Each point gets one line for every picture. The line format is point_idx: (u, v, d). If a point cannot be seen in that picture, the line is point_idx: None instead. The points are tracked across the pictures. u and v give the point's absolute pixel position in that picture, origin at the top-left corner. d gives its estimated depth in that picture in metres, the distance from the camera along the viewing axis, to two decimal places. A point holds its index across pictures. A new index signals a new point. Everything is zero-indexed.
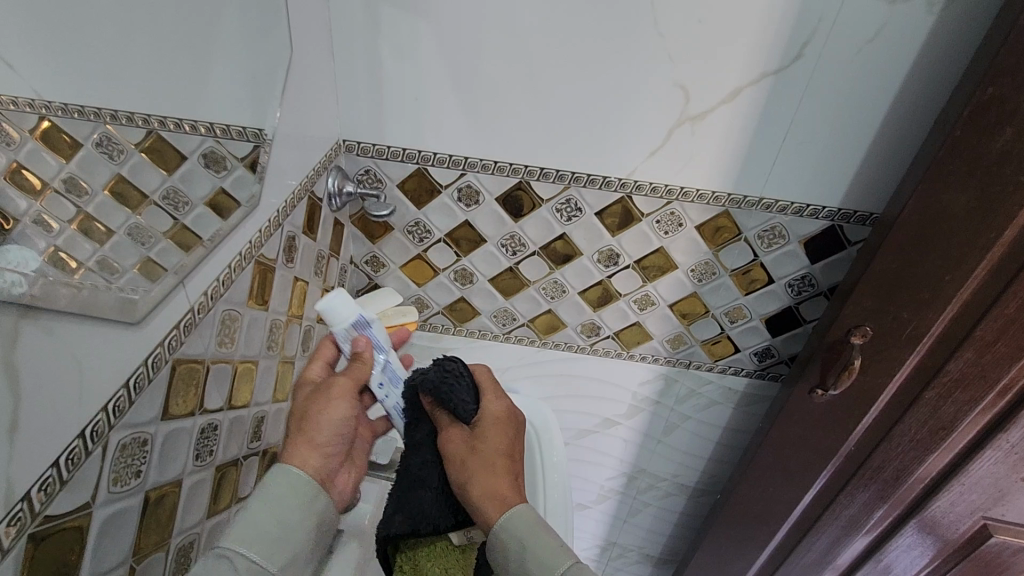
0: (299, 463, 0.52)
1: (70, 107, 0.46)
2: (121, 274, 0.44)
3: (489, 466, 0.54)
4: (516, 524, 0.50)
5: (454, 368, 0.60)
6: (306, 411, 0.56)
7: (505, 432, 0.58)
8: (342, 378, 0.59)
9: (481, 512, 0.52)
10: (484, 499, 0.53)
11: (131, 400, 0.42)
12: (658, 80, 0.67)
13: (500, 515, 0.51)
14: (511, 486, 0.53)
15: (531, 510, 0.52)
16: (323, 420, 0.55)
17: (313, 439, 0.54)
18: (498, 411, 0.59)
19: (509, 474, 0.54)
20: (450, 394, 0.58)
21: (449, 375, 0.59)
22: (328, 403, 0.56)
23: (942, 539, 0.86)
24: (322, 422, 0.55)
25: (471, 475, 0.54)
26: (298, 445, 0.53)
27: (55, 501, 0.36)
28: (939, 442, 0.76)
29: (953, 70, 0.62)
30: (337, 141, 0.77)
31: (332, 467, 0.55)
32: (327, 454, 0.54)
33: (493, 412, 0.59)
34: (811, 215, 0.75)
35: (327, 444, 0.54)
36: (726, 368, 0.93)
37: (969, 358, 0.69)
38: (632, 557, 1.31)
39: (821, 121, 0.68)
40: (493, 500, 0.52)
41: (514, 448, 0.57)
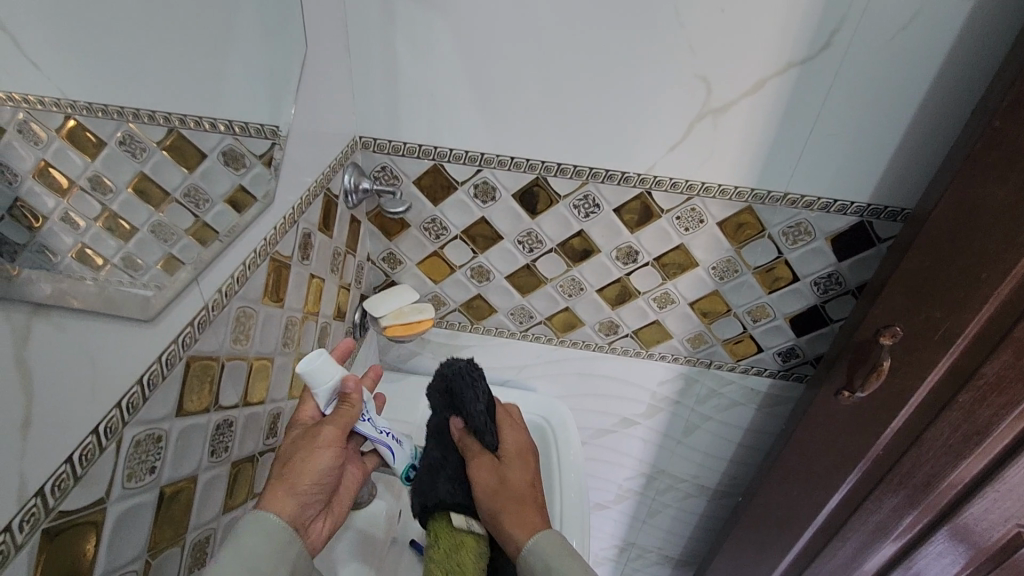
0: (275, 510, 0.48)
1: (94, 107, 0.45)
2: (144, 271, 0.44)
3: (519, 498, 0.59)
4: (546, 549, 0.55)
5: (475, 377, 0.65)
6: (290, 455, 0.53)
7: (528, 462, 0.64)
8: (329, 427, 0.54)
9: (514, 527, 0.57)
10: (514, 522, 0.57)
11: (145, 397, 0.43)
12: (679, 72, 0.65)
13: (529, 538, 0.56)
14: (538, 516, 0.58)
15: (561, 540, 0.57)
16: (304, 469, 0.51)
17: (294, 485, 0.50)
18: (517, 446, 0.65)
19: (536, 506, 0.59)
20: (467, 398, 0.63)
21: (468, 377, 0.65)
22: (312, 450, 0.52)
23: (975, 547, 0.83)
24: (305, 467, 0.51)
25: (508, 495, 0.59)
26: (276, 491, 0.49)
27: (69, 497, 0.37)
28: (973, 446, 0.72)
29: (993, 57, 0.59)
30: (354, 138, 0.77)
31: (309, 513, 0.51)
32: (305, 502, 0.51)
33: (514, 441, 0.65)
34: (839, 210, 0.73)
35: (307, 493, 0.51)
36: (749, 368, 0.91)
37: (1007, 359, 0.64)
38: (651, 558, 1.29)
39: (849, 113, 0.65)
40: (523, 526, 0.57)
41: (534, 481, 0.62)
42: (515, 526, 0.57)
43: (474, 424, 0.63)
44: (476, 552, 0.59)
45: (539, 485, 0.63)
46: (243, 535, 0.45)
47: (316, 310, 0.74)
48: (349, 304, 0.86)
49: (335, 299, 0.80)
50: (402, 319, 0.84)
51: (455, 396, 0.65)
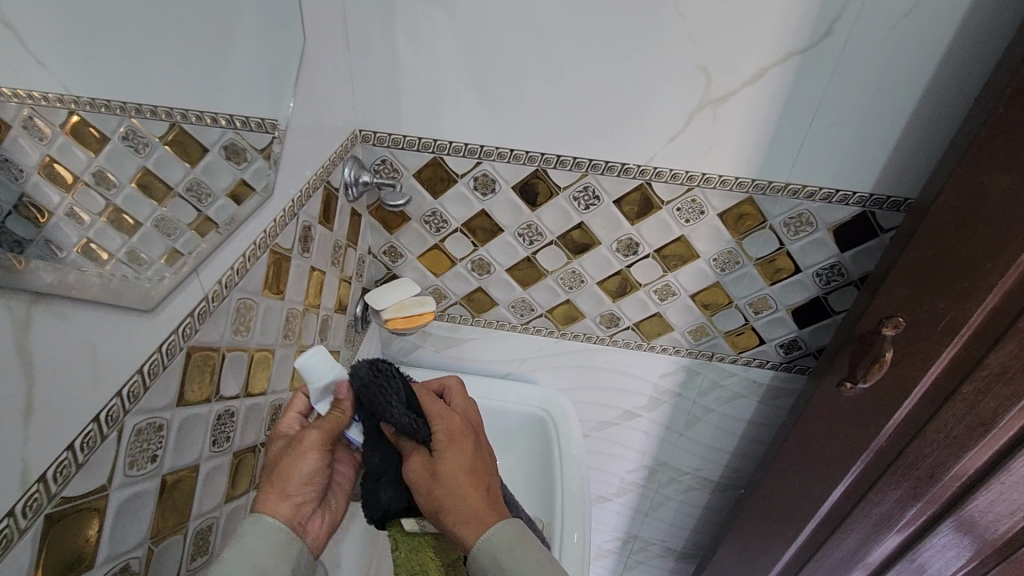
0: (271, 514, 0.48)
1: (98, 102, 0.46)
2: (147, 265, 0.45)
3: (456, 491, 0.53)
4: (500, 541, 0.51)
5: (387, 373, 0.59)
6: (276, 462, 0.52)
7: (466, 446, 0.57)
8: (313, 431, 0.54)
9: (457, 530, 0.52)
10: (459, 522, 0.52)
11: (146, 385, 0.43)
12: (678, 62, 0.65)
13: (478, 538, 0.51)
14: (485, 506, 0.53)
15: (513, 528, 0.52)
16: (294, 473, 0.51)
17: (284, 489, 0.50)
18: (449, 431, 0.57)
19: (480, 493, 0.54)
20: (380, 406, 0.57)
21: (379, 376, 0.59)
22: (297, 454, 0.52)
23: (981, 540, 0.83)
24: (293, 470, 0.51)
25: (441, 495, 0.53)
26: (268, 496, 0.50)
27: (71, 483, 0.37)
28: (977, 437, 0.72)
29: (997, 44, 0.58)
30: (354, 131, 0.77)
31: (309, 512, 0.51)
32: (300, 503, 0.51)
33: (446, 426, 0.58)
34: (841, 201, 0.72)
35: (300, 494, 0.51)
36: (751, 360, 0.90)
37: (1012, 350, 0.65)
38: (654, 551, 1.30)
39: (851, 102, 0.65)
40: (469, 525, 0.52)
41: (478, 462, 0.56)
42: (460, 529, 0.52)
43: (399, 428, 0.56)
44: (437, 548, 0.60)
45: (484, 466, 0.57)
46: (243, 537, 0.46)
47: (317, 303, 0.75)
48: (350, 298, 0.87)
49: (336, 291, 0.80)
50: (403, 312, 0.84)
51: (368, 406, 0.58)
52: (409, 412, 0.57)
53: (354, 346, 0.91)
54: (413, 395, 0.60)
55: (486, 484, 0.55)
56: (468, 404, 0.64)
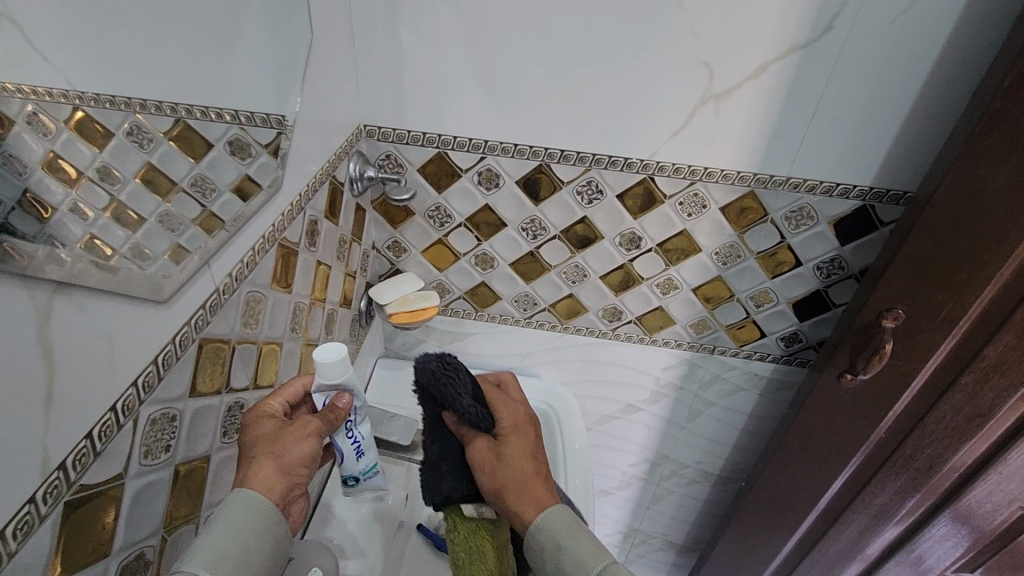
0: (261, 489, 0.46)
1: (102, 97, 0.43)
2: (152, 261, 0.44)
3: (520, 472, 0.57)
4: (559, 518, 0.55)
5: (456, 366, 0.63)
6: (271, 436, 0.50)
7: (527, 436, 0.61)
8: (313, 419, 0.53)
9: (519, 508, 0.56)
10: (521, 502, 0.56)
11: (160, 376, 0.44)
12: (680, 57, 0.66)
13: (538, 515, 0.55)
14: (543, 489, 0.57)
15: (568, 511, 0.56)
16: (292, 449, 0.50)
17: (282, 462, 0.48)
18: (512, 419, 0.62)
19: (538, 478, 0.58)
20: (450, 396, 0.61)
21: (451, 368, 0.62)
22: (296, 433, 0.51)
23: (978, 530, 0.85)
24: (289, 448, 0.50)
25: (507, 477, 0.56)
26: (263, 468, 0.48)
27: (89, 472, 0.38)
28: (975, 429, 0.74)
29: (996, 38, 0.59)
30: (358, 126, 0.78)
31: (298, 492, 0.49)
32: (294, 481, 0.49)
33: (510, 415, 0.63)
34: (842, 194, 0.73)
35: (295, 472, 0.49)
36: (753, 353, 0.91)
37: (1010, 341, 0.66)
38: (655, 544, 1.31)
39: (851, 97, 0.65)
40: (527, 504, 0.56)
41: (535, 452, 0.61)
42: (521, 509, 0.56)
43: (467, 416, 0.60)
44: (494, 534, 0.60)
45: (542, 453, 0.62)
46: (225, 517, 0.44)
47: (323, 297, 0.75)
48: (354, 292, 0.87)
49: (341, 286, 0.81)
50: (407, 306, 0.85)
51: (437, 394, 0.62)
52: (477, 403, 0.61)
53: (358, 340, 0.92)
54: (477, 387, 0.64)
55: (545, 470, 0.60)
56: (523, 396, 0.68)
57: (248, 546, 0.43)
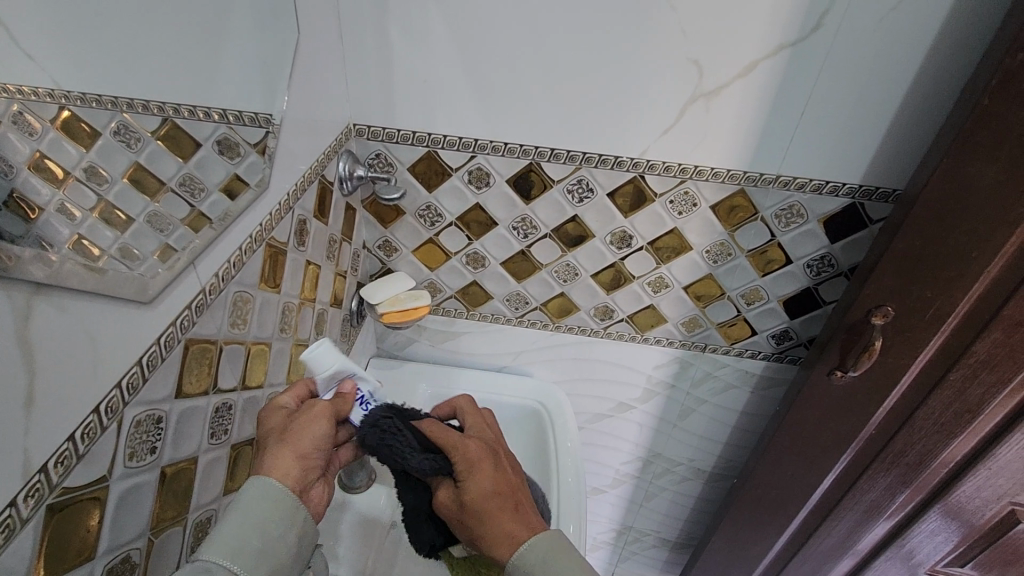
0: (279, 476, 0.48)
1: (89, 96, 0.43)
2: (141, 261, 0.44)
3: (486, 515, 0.54)
4: (535, 552, 0.52)
5: (393, 429, 0.59)
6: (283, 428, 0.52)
7: (486, 472, 0.56)
8: (321, 400, 0.55)
9: (493, 551, 0.53)
10: (492, 544, 0.53)
11: (145, 377, 0.44)
12: (670, 55, 0.65)
13: (511, 553, 0.52)
14: (514, 522, 0.54)
15: (541, 543, 0.52)
16: (307, 434, 0.51)
17: (295, 447, 0.50)
18: (469, 458, 0.57)
19: (508, 512, 0.54)
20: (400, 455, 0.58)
21: (388, 434, 0.59)
22: (307, 421, 0.52)
23: (969, 525, 0.86)
24: (301, 435, 0.51)
25: (475, 527, 0.54)
26: (279, 456, 0.49)
27: (72, 474, 0.37)
28: (964, 424, 0.75)
29: (982, 36, 0.59)
30: (348, 126, 0.77)
31: (314, 477, 0.50)
32: (309, 465, 0.50)
33: (464, 456, 0.57)
34: (831, 192, 0.73)
35: (311, 456, 0.50)
36: (744, 351, 0.91)
37: (997, 338, 0.67)
38: (648, 541, 1.31)
39: (839, 95, 0.66)
40: (499, 542, 0.53)
41: (502, 481, 0.56)
42: (493, 551, 0.53)
43: (423, 472, 0.57)
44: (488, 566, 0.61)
45: (512, 481, 0.57)
46: (242, 507, 0.44)
47: (313, 297, 0.75)
48: (345, 292, 0.87)
49: (331, 286, 0.80)
50: (398, 306, 0.85)
51: (385, 457, 0.58)
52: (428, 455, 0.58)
53: (349, 340, 0.92)
54: (423, 436, 0.60)
55: (517, 500, 0.55)
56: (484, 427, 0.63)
57: (268, 531, 0.44)
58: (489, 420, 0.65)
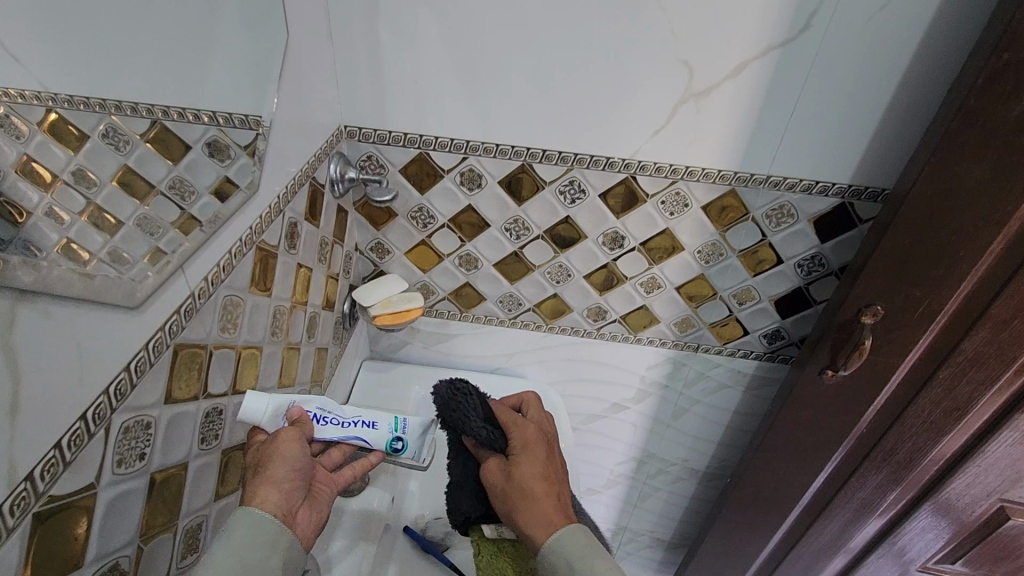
0: (257, 505, 0.47)
1: (75, 99, 0.44)
2: (130, 265, 0.44)
3: (530, 493, 0.57)
4: (568, 543, 0.53)
5: (466, 392, 0.65)
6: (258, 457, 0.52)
7: (537, 455, 0.60)
8: (289, 426, 0.54)
9: (529, 530, 0.55)
10: (530, 523, 0.55)
11: (133, 383, 0.43)
12: (660, 55, 0.66)
13: (548, 537, 0.54)
14: (555, 508, 0.56)
15: (571, 538, 0.54)
16: (278, 460, 0.51)
17: (268, 474, 0.49)
18: (524, 439, 0.61)
19: (550, 498, 0.57)
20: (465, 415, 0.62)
21: (460, 395, 0.64)
22: (275, 447, 0.52)
23: (958, 522, 0.86)
24: (275, 462, 0.51)
25: (517, 502, 0.56)
26: (255, 485, 0.48)
27: (59, 482, 0.37)
28: (954, 422, 0.75)
29: (968, 37, 0.60)
30: (339, 128, 0.77)
31: (295, 501, 0.50)
32: (286, 489, 0.49)
33: (521, 435, 0.62)
34: (821, 192, 0.73)
35: (286, 480, 0.50)
36: (736, 350, 0.92)
37: (985, 335, 0.67)
38: (644, 542, 1.31)
39: (829, 96, 0.66)
40: (537, 524, 0.55)
41: (549, 470, 0.60)
42: (529, 531, 0.55)
43: (481, 437, 0.61)
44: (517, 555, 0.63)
45: (556, 473, 0.61)
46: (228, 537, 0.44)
47: (304, 300, 0.74)
48: (337, 295, 0.86)
49: (323, 289, 0.80)
50: (391, 307, 0.85)
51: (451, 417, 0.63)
52: (489, 424, 0.63)
53: (341, 343, 0.91)
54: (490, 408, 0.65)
55: (560, 492, 0.59)
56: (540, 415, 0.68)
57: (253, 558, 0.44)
58: (548, 417, 0.69)
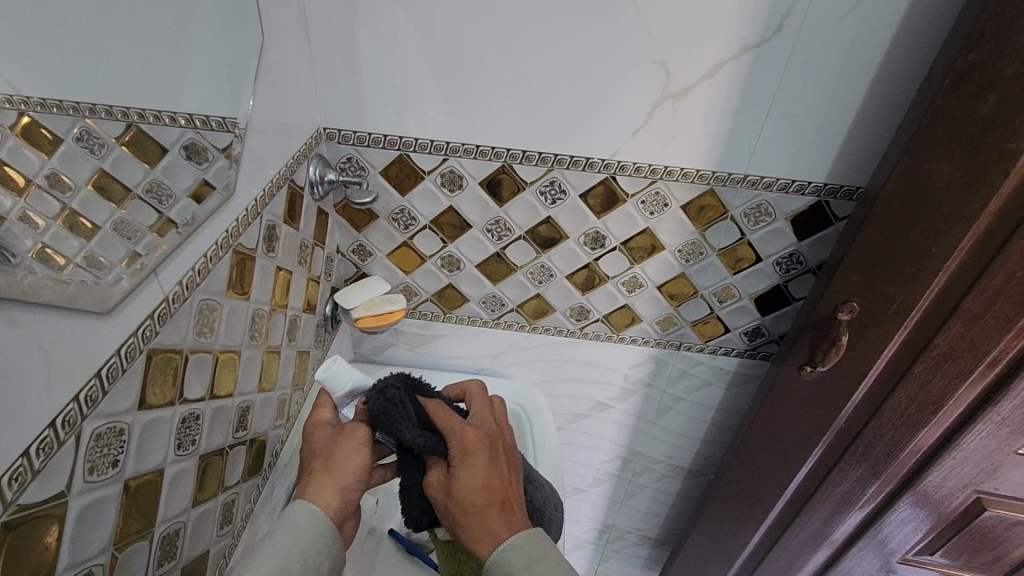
0: (320, 504, 0.54)
1: (49, 102, 0.43)
2: (108, 270, 0.44)
3: (471, 507, 0.56)
4: (515, 557, 0.53)
5: (396, 400, 0.62)
6: (327, 457, 0.59)
7: (479, 462, 0.58)
8: (361, 427, 0.61)
9: (475, 544, 0.54)
10: (474, 538, 0.55)
11: (104, 390, 0.43)
12: (639, 57, 0.66)
13: (491, 552, 0.54)
14: (500, 520, 0.55)
15: (515, 547, 0.53)
16: (347, 464, 0.58)
17: (337, 481, 0.56)
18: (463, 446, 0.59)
19: (494, 511, 0.55)
20: (399, 423, 0.61)
21: (390, 404, 0.62)
22: (348, 449, 0.59)
23: (936, 513, 0.88)
24: (344, 462, 0.58)
25: (460, 516, 0.56)
26: (322, 488, 0.55)
27: (27, 491, 0.37)
28: (929, 416, 0.77)
29: (937, 38, 0.61)
30: (318, 130, 0.77)
31: (352, 505, 0.57)
32: (348, 495, 0.56)
33: (460, 442, 0.59)
34: (798, 190, 0.74)
35: (350, 486, 0.57)
36: (718, 348, 0.93)
37: (958, 329, 0.69)
38: (630, 539, 1.32)
39: (802, 97, 0.67)
40: (482, 539, 0.54)
41: (493, 477, 0.58)
42: (475, 543, 0.55)
43: (418, 446, 0.60)
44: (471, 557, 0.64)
45: (505, 478, 0.59)
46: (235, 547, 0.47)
47: (284, 303, 0.74)
48: (319, 298, 0.86)
49: (304, 291, 0.80)
50: (372, 310, 0.84)
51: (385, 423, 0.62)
52: (426, 432, 0.61)
53: (324, 346, 0.91)
54: (428, 412, 0.63)
55: (509, 500, 0.57)
56: (486, 416, 0.66)
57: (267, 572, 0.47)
58: (494, 409, 0.68)
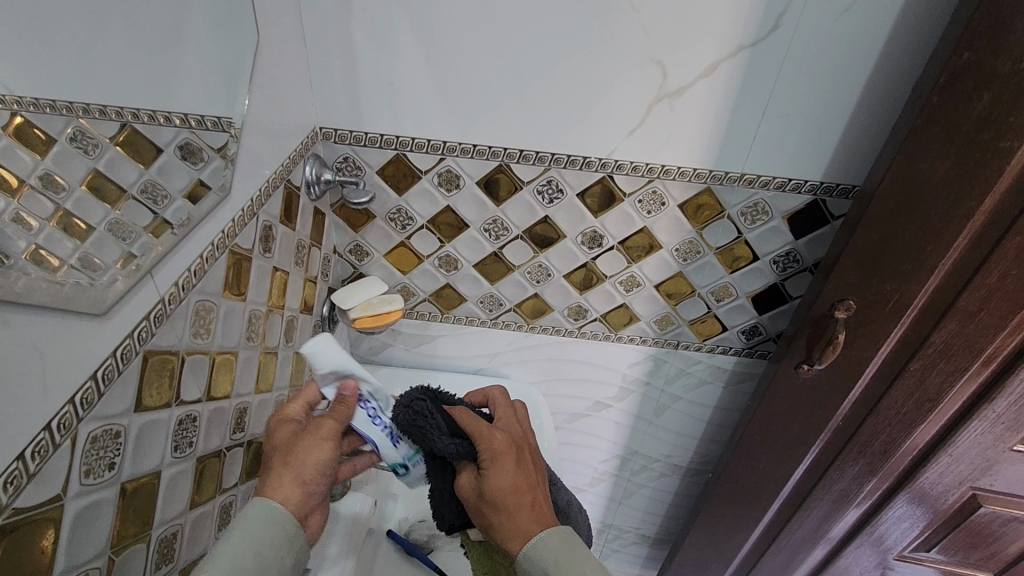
0: (281, 499, 0.52)
1: (41, 102, 0.44)
2: (103, 271, 0.44)
3: (504, 508, 0.56)
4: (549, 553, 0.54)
5: (424, 410, 0.62)
6: (289, 448, 0.56)
7: (508, 465, 0.58)
8: (329, 420, 0.59)
9: (508, 542, 0.56)
10: (507, 538, 0.56)
11: (100, 392, 0.42)
12: (635, 56, 0.66)
13: (525, 549, 0.55)
14: (532, 520, 0.56)
15: (547, 545, 0.55)
16: (308, 457, 0.55)
17: (298, 474, 0.54)
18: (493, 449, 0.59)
19: (524, 511, 0.56)
20: (429, 434, 0.61)
21: (419, 415, 0.62)
22: (309, 442, 0.56)
23: (932, 510, 0.89)
24: (306, 455, 0.55)
25: (493, 517, 0.57)
26: (280, 480, 0.53)
27: (23, 494, 0.36)
28: (925, 413, 0.77)
29: (932, 37, 0.61)
30: (314, 129, 0.76)
31: (315, 500, 0.55)
32: (309, 489, 0.54)
33: (489, 446, 0.59)
34: (794, 189, 0.75)
35: (310, 480, 0.54)
36: (715, 347, 0.93)
37: (954, 327, 0.69)
38: (629, 538, 1.32)
39: (798, 96, 0.67)
40: (514, 537, 0.55)
41: (522, 478, 0.58)
42: (507, 541, 0.56)
43: (448, 454, 0.60)
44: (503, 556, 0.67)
45: (533, 480, 0.60)
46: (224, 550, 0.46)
47: (281, 304, 0.74)
48: (315, 298, 0.86)
49: (301, 292, 0.79)
50: (370, 311, 0.84)
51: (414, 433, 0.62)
52: (456, 439, 0.61)
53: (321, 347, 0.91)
54: (455, 419, 0.62)
55: (539, 500, 0.58)
56: (512, 420, 0.66)
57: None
58: (518, 413, 0.68)
